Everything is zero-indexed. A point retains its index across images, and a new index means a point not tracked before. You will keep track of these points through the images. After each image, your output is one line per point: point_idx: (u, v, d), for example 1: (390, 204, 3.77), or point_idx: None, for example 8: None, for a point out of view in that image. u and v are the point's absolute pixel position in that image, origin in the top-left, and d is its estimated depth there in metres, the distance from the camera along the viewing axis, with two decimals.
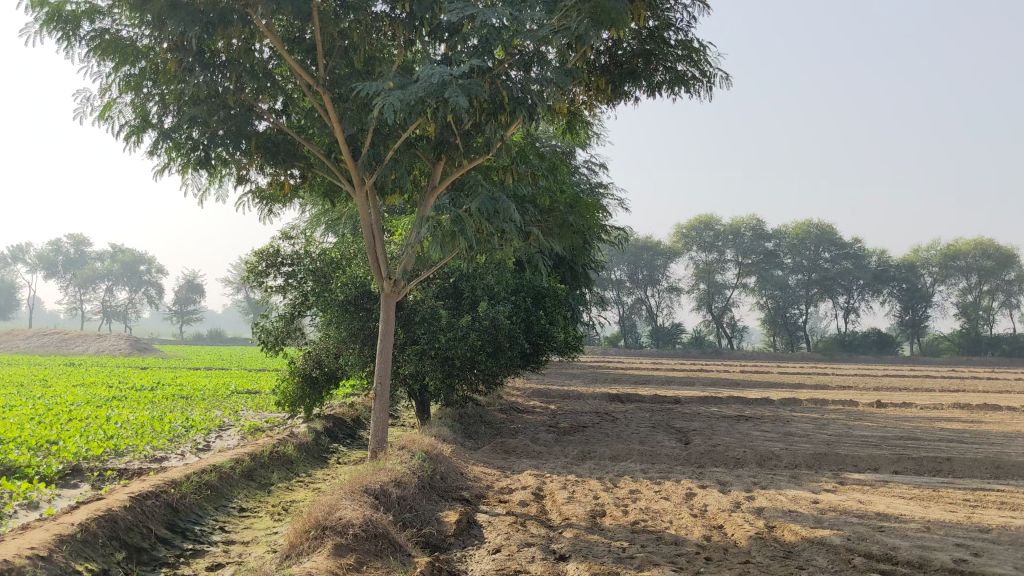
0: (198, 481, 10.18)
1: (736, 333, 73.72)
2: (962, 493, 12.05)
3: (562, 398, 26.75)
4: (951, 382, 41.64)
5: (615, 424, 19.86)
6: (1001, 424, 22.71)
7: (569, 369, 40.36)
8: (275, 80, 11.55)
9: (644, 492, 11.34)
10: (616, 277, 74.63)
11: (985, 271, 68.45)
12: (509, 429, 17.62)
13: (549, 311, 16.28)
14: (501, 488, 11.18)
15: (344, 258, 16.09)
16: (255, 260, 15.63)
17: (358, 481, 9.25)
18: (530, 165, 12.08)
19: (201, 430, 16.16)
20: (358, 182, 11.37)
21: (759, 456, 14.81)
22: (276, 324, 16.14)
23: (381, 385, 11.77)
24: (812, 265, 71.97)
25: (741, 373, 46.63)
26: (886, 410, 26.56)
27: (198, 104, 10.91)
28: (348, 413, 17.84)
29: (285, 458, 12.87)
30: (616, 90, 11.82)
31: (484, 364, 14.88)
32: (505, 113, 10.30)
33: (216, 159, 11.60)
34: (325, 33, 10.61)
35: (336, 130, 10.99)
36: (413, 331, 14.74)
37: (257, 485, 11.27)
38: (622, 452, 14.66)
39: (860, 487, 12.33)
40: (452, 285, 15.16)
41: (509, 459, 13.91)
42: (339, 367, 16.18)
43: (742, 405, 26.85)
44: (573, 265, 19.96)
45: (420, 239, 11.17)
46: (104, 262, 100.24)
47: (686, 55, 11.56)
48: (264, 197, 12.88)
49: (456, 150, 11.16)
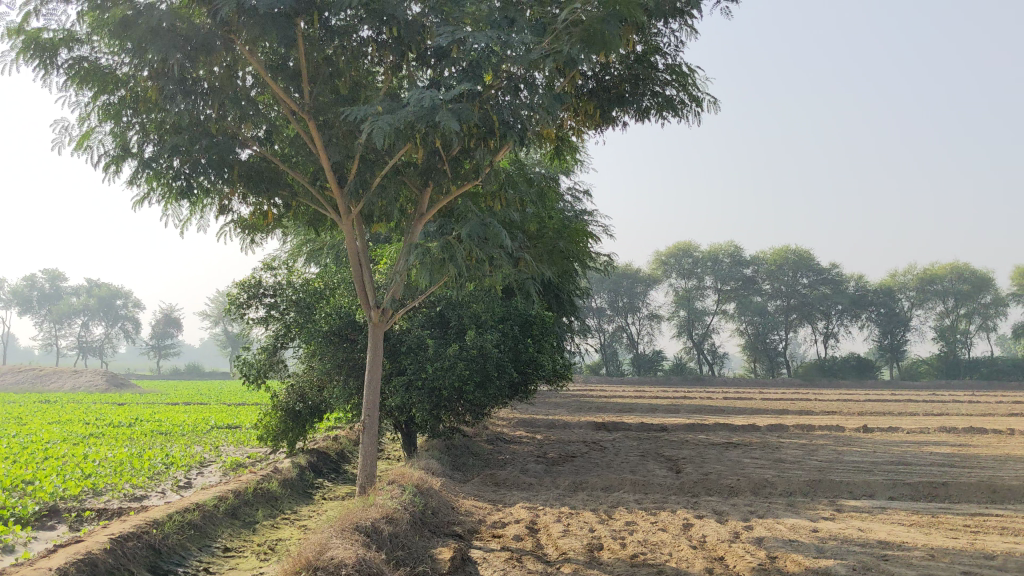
0: (181, 520, 9.83)
1: (717, 360, 73.65)
2: (961, 518, 11.84)
3: (548, 428, 26.48)
4: (933, 406, 41.73)
5: (604, 454, 19.60)
6: (990, 447, 22.58)
7: (553, 398, 40.14)
8: (259, 108, 11.30)
9: (641, 524, 11.08)
10: (597, 305, 74.55)
11: (962, 295, 68.79)
12: (498, 461, 17.31)
13: (537, 339, 16.03)
14: (494, 521, 10.88)
15: (327, 288, 15.72)
16: (237, 291, 15.40)
17: (348, 518, 8.92)
18: (519, 191, 11.90)
19: (182, 466, 15.77)
20: (345, 210, 11.10)
21: (753, 483, 14.57)
22: (259, 357, 15.84)
23: (370, 418, 11.45)
24: (791, 291, 72.19)
25: (724, 399, 46.49)
26: (872, 435, 26.39)
27: (180, 132, 10.66)
28: (332, 446, 17.49)
29: (269, 494, 12.52)
30: (604, 115, 11.67)
31: (472, 394, 14.62)
32: (495, 137, 10.10)
33: (198, 189, 11.35)
34: (310, 59, 10.40)
35: (322, 158, 10.76)
36: (399, 361, 14.47)
37: (241, 524, 10.92)
38: (615, 482, 14.38)
39: (858, 514, 12.11)
40: (438, 314, 14.94)
41: (499, 491, 13.60)
42: (324, 400, 15.85)
43: (729, 432, 26.65)
44: (560, 292, 19.77)
45: (408, 266, 10.92)
46: (79, 297, 99.18)
47: (674, 80, 11.45)
48: (246, 227, 12.62)
49: (444, 176, 10.96)
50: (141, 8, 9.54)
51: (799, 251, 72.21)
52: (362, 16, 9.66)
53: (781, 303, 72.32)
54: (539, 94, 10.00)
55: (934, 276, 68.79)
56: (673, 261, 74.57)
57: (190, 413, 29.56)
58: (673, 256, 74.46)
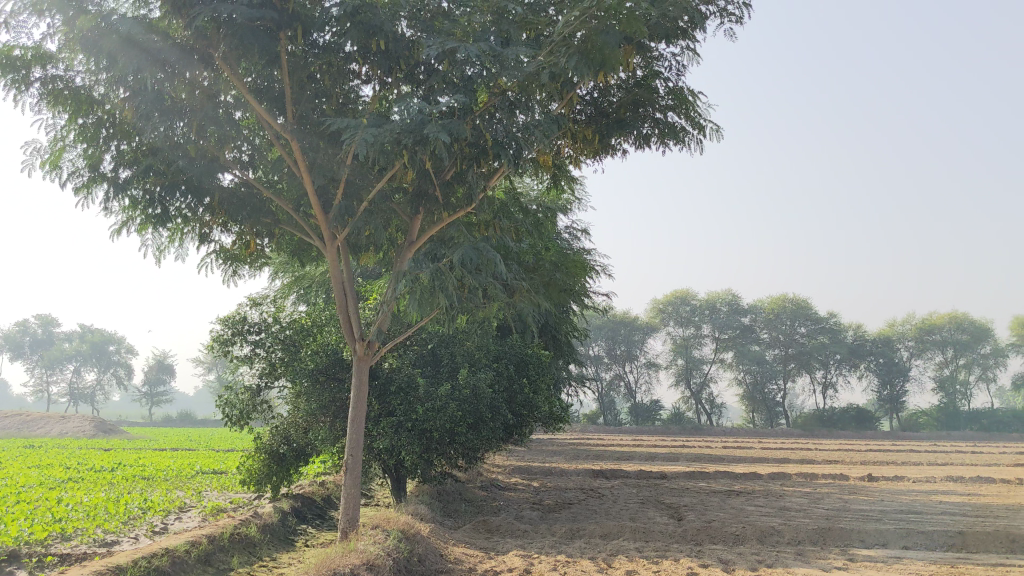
0: (147, 566, 9.12)
1: (715, 410, 72.76)
2: (984, 569, 11.12)
3: (545, 475, 25.68)
4: (937, 456, 40.74)
5: (603, 501, 18.84)
6: (1000, 497, 21.76)
7: (549, 446, 39.29)
8: (242, 132, 10.83)
9: (642, 573, 10.37)
10: (593, 353, 73.87)
11: (961, 345, 68.02)
12: (491, 507, 16.59)
13: (533, 379, 15.37)
14: (485, 570, 10.16)
15: (315, 324, 15.08)
16: (221, 328, 14.76)
17: (324, 565, 8.23)
18: (514, 221, 11.41)
19: (160, 511, 15.01)
20: (329, 237, 10.55)
21: (759, 532, 13.85)
22: (242, 396, 15.04)
23: (354, 458, 10.81)
24: (788, 339, 71.56)
25: (723, 449, 45.57)
26: (876, 484, 25.58)
27: (157, 154, 10.15)
28: (318, 492, 16.76)
29: (247, 540, 11.79)
30: (603, 141, 11.21)
31: (464, 436, 13.95)
32: (488, 158, 9.56)
33: (175, 214, 10.81)
34: (295, 77, 9.97)
35: (306, 180, 10.25)
36: (388, 402, 13.80)
37: (214, 571, 10.20)
38: (614, 530, 13.65)
39: (872, 564, 11.39)
40: (430, 353, 14.24)
41: (492, 538, 12.86)
42: (309, 443, 15.15)
43: (730, 480, 25.84)
44: (557, 332, 19.18)
45: (396, 296, 10.35)
46: (72, 342, 98.28)
47: (676, 105, 10.96)
48: (227, 256, 12.03)
49: (436, 202, 10.46)
50: (116, 21, 9.11)
51: (796, 300, 71.76)
52: (348, 28, 9.24)
53: (779, 352, 71.61)
54: (535, 115, 9.57)
55: (933, 326, 68.15)
56: (670, 309, 74.28)
57: (175, 459, 28.73)
58: (670, 303, 74.22)
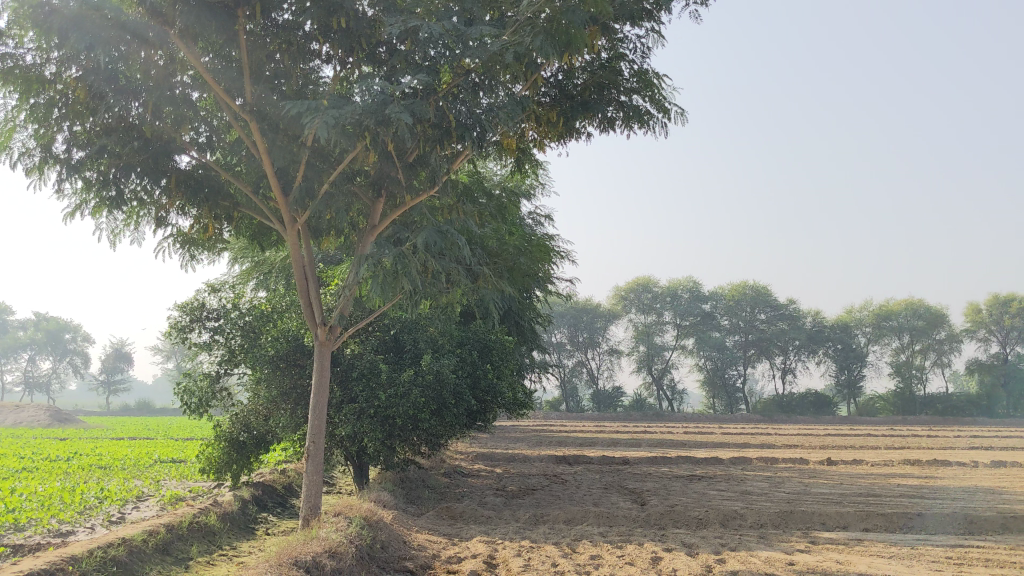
0: (103, 556, 8.92)
1: (676, 396, 73.26)
2: (943, 550, 11.25)
3: (507, 461, 25.64)
4: (893, 440, 41.30)
5: (565, 486, 18.84)
6: (956, 480, 22.08)
7: (512, 433, 39.28)
8: (200, 112, 10.60)
9: (607, 557, 10.35)
10: (556, 340, 74.01)
11: (917, 331, 69.02)
12: (454, 494, 16.50)
13: (496, 365, 15.29)
14: (449, 556, 10.09)
15: (276, 311, 14.80)
16: (179, 315, 14.53)
17: (285, 553, 8.10)
18: (478, 205, 11.30)
19: (117, 501, 14.75)
20: (289, 220, 10.36)
21: (722, 515, 13.91)
22: (200, 383, 14.80)
23: (315, 445, 10.67)
24: (748, 326, 72.14)
25: (684, 434, 45.85)
26: (835, 468, 25.86)
27: (112, 135, 9.90)
28: (279, 480, 16.57)
29: (207, 529, 11.60)
30: (567, 124, 11.13)
31: (428, 423, 13.83)
32: (451, 140, 9.47)
33: (130, 197, 10.56)
34: (254, 56, 9.78)
35: (264, 163, 10.06)
36: (350, 388, 13.67)
37: (173, 560, 10.02)
38: (578, 515, 13.64)
39: (834, 546, 11.47)
40: (392, 338, 14.10)
41: (455, 525, 12.79)
42: (270, 430, 14.96)
43: (692, 465, 25.98)
44: (520, 318, 19.12)
45: (358, 280, 10.20)
46: (26, 330, 96.47)
47: (640, 88, 10.91)
48: (185, 240, 11.79)
49: (398, 185, 10.31)
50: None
51: (756, 287, 72.44)
52: (308, 6, 9.07)
53: (739, 338, 72.17)
54: (499, 97, 9.49)
55: (890, 312, 69.12)
56: (632, 296, 74.61)
57: (132, 448, 28.31)
58: (632, 290, 74.58)
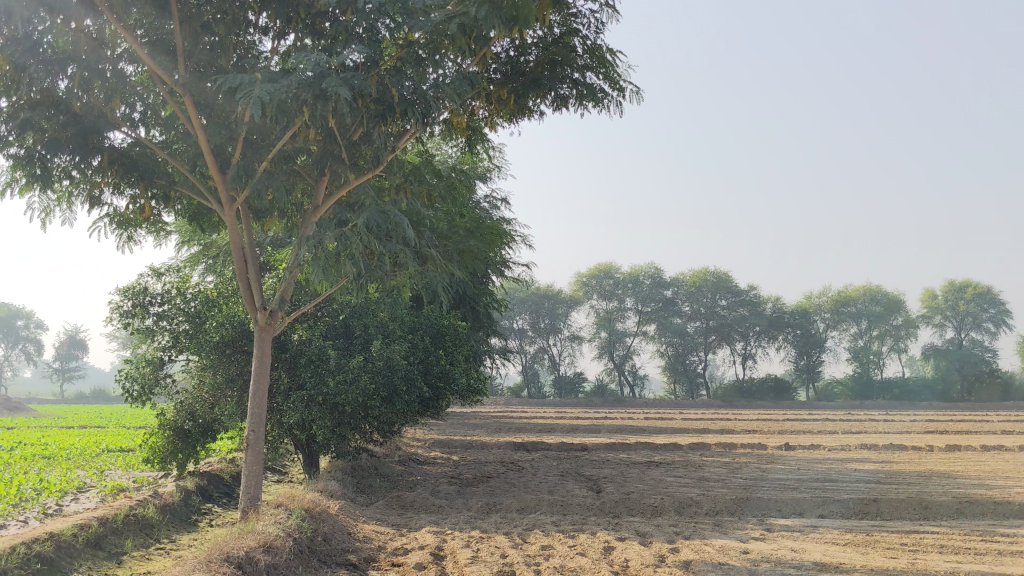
0: (26, 552, 8.47)
1: (637, 381, 73.38)
2: (898, 536, 11.11)
3: (465, 448, 25.33)
4: (850, 424, 41.54)
5: (522, 474, 18.57)
6: (912, 465, 22.11)
7: (472, 419, 38.95)
8: (134, 86, 10.11)
9: (558, 548, 10.07)
10: (517, 326, 73.78)
11: (875, 316, 69.63)
12: (407, 483, 16.15)
13: (449, 351, 14.97)
14: (395, 548, 9.75)
15: (221, 296, 14.26)
16: (120, 300, 13.92)
17: (216, 549, 7.71)
18: (426, 185, 10.93)
19: (55, 492, 14.21)
20: (227, 199, 9.91)
21: (677, 502, 13.70)
22: (142, 371, 14.21)
23: (255, 433, 10.29)
24: (709, 312, 72.29)
25: (644, 420, 45.84)
26: (793, 453, 25.86)
27: (37, 109, 9.37)
28: (226, 469, 16.11)
29: (144, 522, 11.16)
30: (519, 102, 10.79)
31: (378, 410, 13.44)
32: (395, 115, 9.08)
33: (59, 174, 10.04)
34: (189, 27, 9.32)
35: (200, 140, 9.60)
36: (298, 375, 13.26)
37: (105, 556, 9.59)
38: (531, 504, 13.35)
39: (789, 534, 11.28)
40: (342, 324, 13.69)
41: (405, 515, 12.45)
42: (217, 418, 14.48)
43: (651, 451, 25.82)
44: (476, 303, 18.78)
45: (299, 262, 9.80)
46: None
47: (594, 66, 10.60)
48: (121, 221, 11.29)
49: (342, 163, 9.91)
50: None
51: (717, 273, 72.73)
52: None
53: (700, 324, 72.34)
54: (445, 72, 9.14)
55: (848, 298, 69.70)
56: (593, 282, 74.60)
57: (81, 436, 27.61)
58: (594, 277, 74.56)
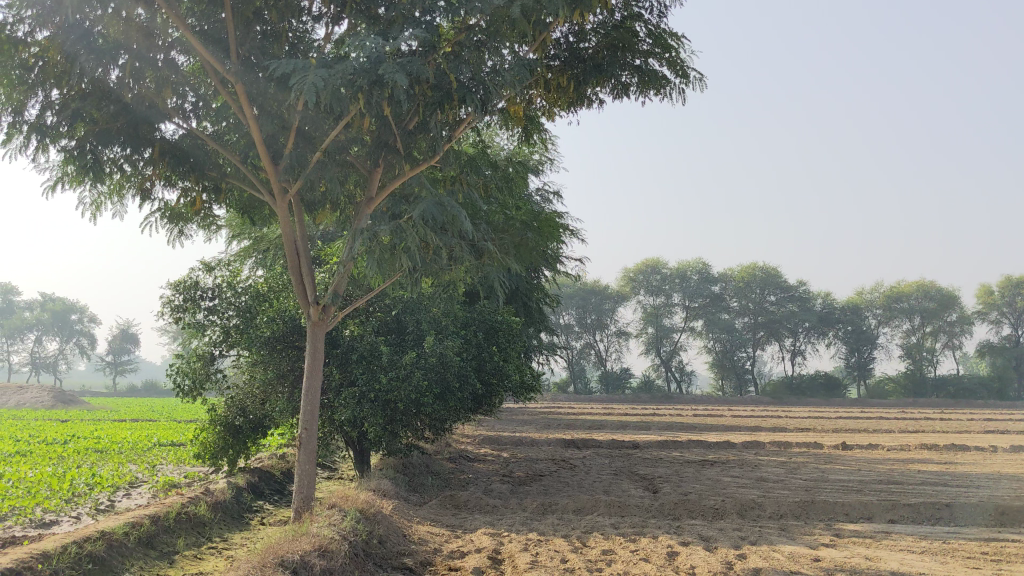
0: (78, 552, 8.27)
1: (685, 377, 72.59)
2: (977, 545, 10.55)
3: (515, 445, 25.02)
4: (906, 423, 40.52)
5: (575, 473, 18.22)
6: (977, 466, 21.35)
7: (521, 415, 38.60)
8: (185, 77, 9.91)
9: (619, 553, 9.68)
10: (564, 322, 73.37)
11: (928, 313, 68.06)
12: (459, 481, 15.85)
13: (502, 347, 14.63)
14: (451, 551, 9.44)
15: (272, 290, 14.06)
16: (172, 294, 13.80)
17: (270, 552, 7.45)
18: (481, 176, 10.61)
19: (107, 487, 14.13)
20: (280, 191, 9.66)
21: (739, 505, 13.22)
22: (194, 365, 14.13)
23: (308, 432, 10.06)
24: (758, 308, 71.20)
25: (693, 417, 45.16)
26: (851, 453, 25.17)
27: (87, 100, 9.20)
28: (277, 465, 15.95)
29: (196, 520, 10.98)
30: (578, 90, 10.42)
31: (431, 407, 13.16)
32: (453, 103, 8.74)
33: (110, 167, 9.88)
34: (240, 15, 9.08)
35: (252, 130, 9.35)
36: (350, 371, 13.03)
37: (157, 555, 9.39)
38: (587, 504, 12.97)
39: (860, 540, 10.77)
40: (394, 319, 13.45)
41: (459, 515, 12.14)
42: (268, 415, 14.29)
43: (705, 449, 25.29)
44: (528, 299, 18.44)
45: (352, 256, 9.53)
46: (33, 311, 96.03)
47: (656, 52, 10.20)
48: (172, 215, 11.13)
49: (397, 153, 9.62)
50: None
51: (767, 268, 71.59)
52: None
53: (748, 320, 71.29)
54: (505, 59, 8.78)
55: (901, 294, 68.23)
56: (641, 278, 73.90)
57: (132, 429, 27.76)
58: (641, 272, 73.86)
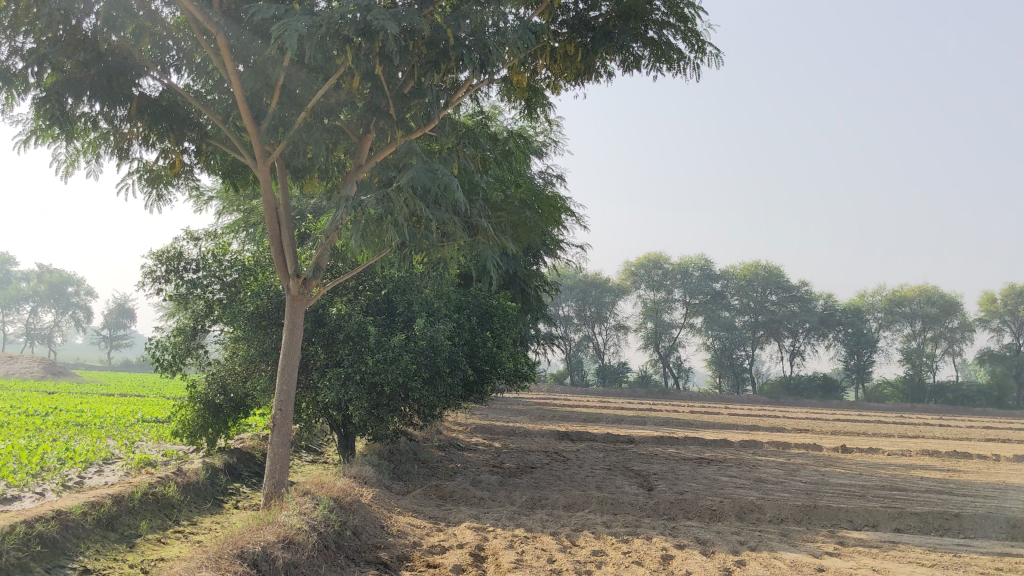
0: (27, 533, 7.65)
1: (682, 373, 71.98)
2: (989, 559, 9.93)
3: (507, 435, 24.42)
4: (904, 428, 39.87)
5: (567, 466, 17.61)
6: (981, 475, 20.70)
7: (515, 405, 37.96)
8: (166, 29, 9.26)
9: (610, 554, 9.06)
10: (563, 313, 72.73)
11: (930, 318, 67.32)
12: (446, 470, 15.22)
13: (496, 333, 14.05)
14: (431, 546, 8.84)
15: (259, 265, 13.36)
16: (154, 264, 13.15)
17: (230, 543, 6.87)
18: (478, 149, 9.97)
19: (79, 463, 13.49)
20: (261, 153, 9.01)
21: (738, 506, 12.60)
22: (174, 340, 13.45)
23: (282, 414, 9.48)
24: (759, 307, 70.41)
25: (689, 413, 44.49)
26: (851, 456, 24.52)
27: (57, 46, 8.54)
28: (259, 446, 15.33)
29: (164, 501, 10.37)
30: (586, 62, 9.79)
31: (419, 392, 12.54)
32: (450, 62, 8.10)
33: (82, 121, 9.25)
34: None
35: (231, 85, 8.69)
36: (336, 351, 12.39)
37: (115, 538, 8.78)
38: (579, 500, 12.36)
39: (866, 550, 10.16)
40: (385, 300, 12.78)
41: (443, 507, 11.52)
42: (249, 394, 13.63)
43: (701, 447, 24.66)
44: (526, 285, 17.82)
45: (336, 226, 8.90)
46: (30, 282, 95.28)
47: (672, 23, 9.57)
48: (152, 177, 10.50)
49: (387, 118, 9.00)
50: None
51: (769, 267, 70.88)
52: None
53: (749, 319, 70.54)
54: (510, 23, 8.09)
55: (903, 298, 67.50)
56: (642, 272, 73.33)
57: (116, 404, 27.12)
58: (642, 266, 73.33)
